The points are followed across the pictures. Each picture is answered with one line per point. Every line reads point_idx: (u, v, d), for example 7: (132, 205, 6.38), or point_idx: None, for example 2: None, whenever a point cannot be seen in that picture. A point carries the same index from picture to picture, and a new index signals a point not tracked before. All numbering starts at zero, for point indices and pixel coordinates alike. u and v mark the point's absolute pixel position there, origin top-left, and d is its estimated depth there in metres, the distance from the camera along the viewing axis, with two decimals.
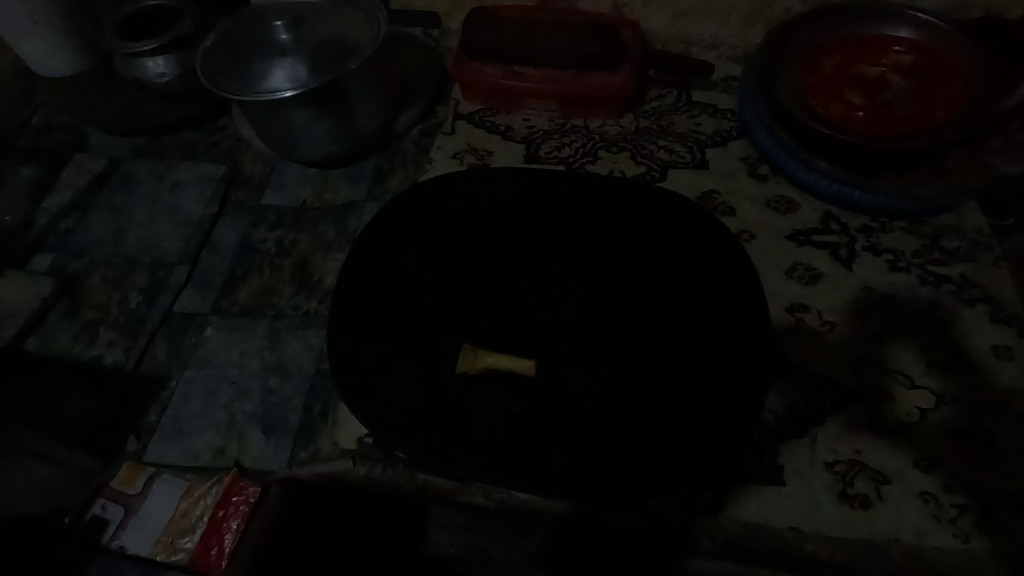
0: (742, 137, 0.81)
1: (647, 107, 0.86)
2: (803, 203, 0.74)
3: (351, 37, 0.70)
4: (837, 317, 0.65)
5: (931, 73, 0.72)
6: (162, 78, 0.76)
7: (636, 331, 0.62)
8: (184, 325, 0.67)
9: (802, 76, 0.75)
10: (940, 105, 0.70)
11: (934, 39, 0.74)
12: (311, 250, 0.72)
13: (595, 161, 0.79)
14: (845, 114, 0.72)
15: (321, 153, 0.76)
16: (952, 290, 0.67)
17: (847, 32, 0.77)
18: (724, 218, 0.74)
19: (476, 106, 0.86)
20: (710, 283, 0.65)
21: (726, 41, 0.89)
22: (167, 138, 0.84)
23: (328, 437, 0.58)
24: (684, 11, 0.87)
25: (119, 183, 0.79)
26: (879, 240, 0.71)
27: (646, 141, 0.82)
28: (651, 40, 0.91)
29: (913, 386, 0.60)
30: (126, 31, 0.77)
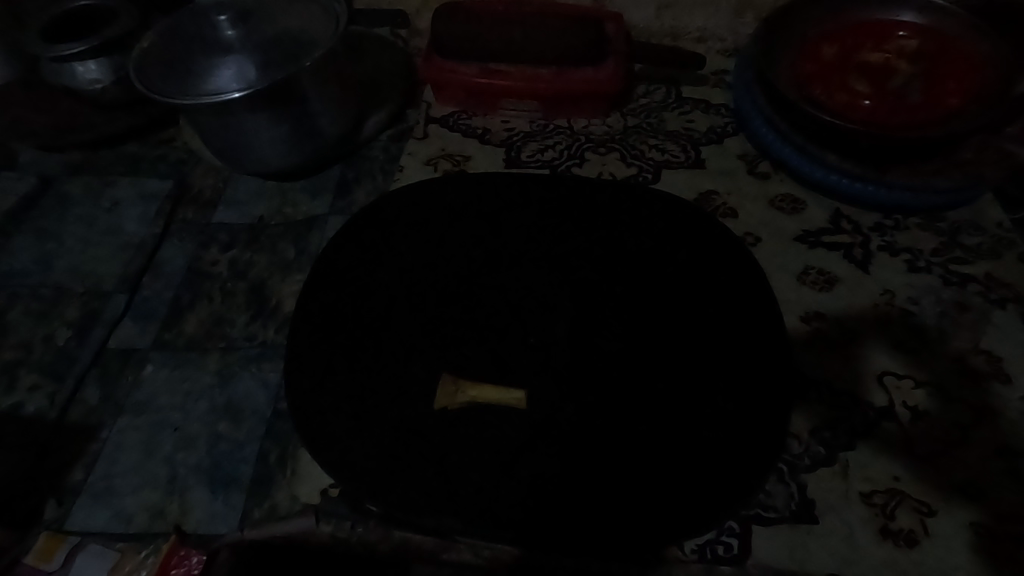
0: (737, 133, 0.76)
1: (634, 104, 0.79)
2: (809, 201, 0.68)
3: (307, 32, 0.63)
4: (858, 325, 0.59)
5: (939, 57, 0.67)
6: (95, 85, 0.68)
7: (638, 350, 0.55)
8: (120, 364, 0.58)
9: (802, 65, 0.70)
10: (952, 91, 0.65)
11: (938, 23, 0.69)
12: (269, 272, 0.64)
13: (582, 163, 0.73)
14: (850, 103, 0.66)
15: (279, 163, 0.68)
16: (979, 290, 0.61)
17: (846, 18, 0.72)
18: (726, 220, 0.67)
19: (450, 108, 0.79)
20: (716, 288, 0.58)
21: (715, 33, 0.84)
22: (107, 152, 0.75)
23: (287, 489, 0.50)
24: (670, 1, 0.81)
25: (51, 203, 0.70)
26: (894, 238, 0.65)
27: (636, 141, 0.75)
28: (635, 33, 0.86)
29: (950, 401, 0.54)
30: (53, 34, 0.69)
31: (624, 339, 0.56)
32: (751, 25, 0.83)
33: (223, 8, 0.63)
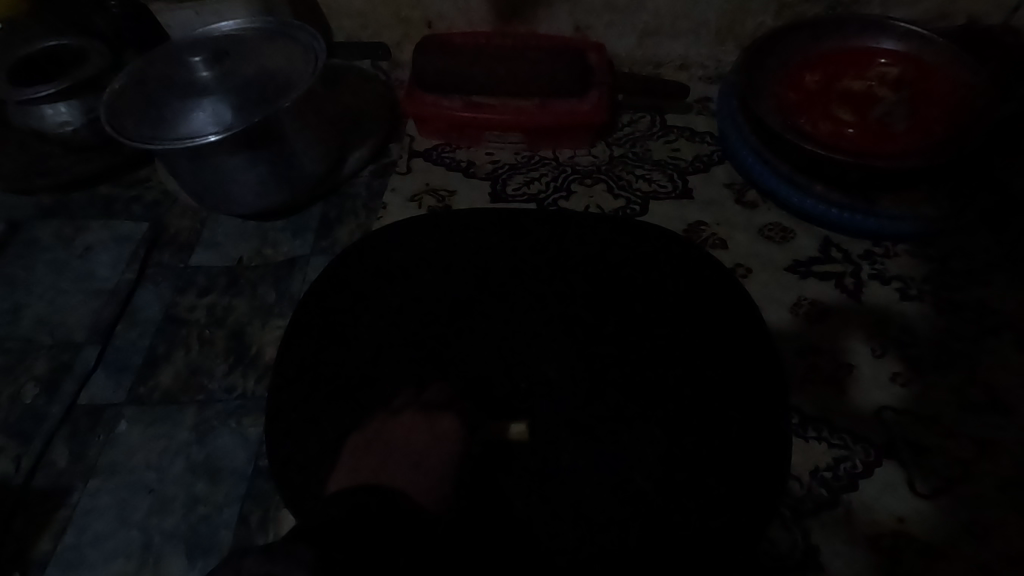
0: (724, 161, 0.75)
1: (619, 134, 0.79)
2: (798, 229, 0.68)
3: (286, 71, 0.62)
4: (854, 358, 0.58)
5: (920, 84, 0.67)
6: (65, 127, 0.66)
7: (634, 395, 0.53)
8: (91, 421, 0.55)
9: (785, 95, 0.70)
10: (936, 119, 0.65)
11: (919, 50, 0.69)
12: (249, 317, 0.62)
13: (568, 196, 0.72)
14: (835, 132, 0.66)
15: (258, 204, 0.66)
16: (973, 318, 0.60)
17: (827, 46, 0.73)
18: (716, 252, 0.66)
19: (434, 141, 0.78)
20: (710, 323, 0.58)
21: (697, 61, 0.84)
22: (79, 195, 0.73)
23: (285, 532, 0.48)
24: (652, 30, 0.81)
25: (20, 250, 0.68)
26: (885, 266, 0.65)
27: (621, 172, 0.74)
28: (619, 61, 0.85)
29: (951, 435, 0.53)
30: (21, 77, 0.66)
31: (618, 384, 0.54)
32: (734, 52, 0.83)
33: (199, 50, 0.62)
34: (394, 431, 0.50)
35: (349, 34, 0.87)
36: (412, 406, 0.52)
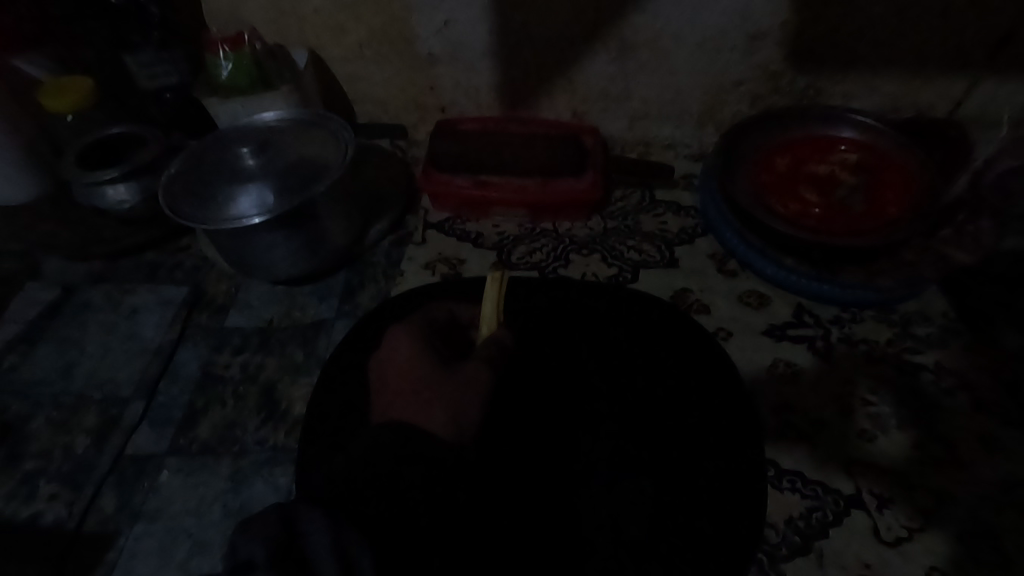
0: (706, 233, 0.84)
1: (613, 208, 0.88)
2: (773, 296, 0.75)
3: (320, 158, 0.71)
4: (824, 415, 0.64)
5: (877, 170, 0.77)
6: (123, 205, 0.75)
7: (623, 447, 0.60)
8: (136, 470, 0.61)
9: (758, 177, 0.79)
10: (890, 201, 0.74)
11: (875, 139, 0.79)
12: (279, 374, 0.69)
13: (567, 265, 0.80)
14: (803, 211, 0.75)
15: (290, 272, 0.74)
16: (931, 379, 0.67)
17: (796, 133, 0.82)
18: (700, 317, 0.74)
19: (446, 214, 0.87)
20: (690, 381, 0.64)
21: (683, 141, 0.94)
22: (127, 261, 0.81)
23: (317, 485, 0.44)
24: (641, 115, 0.91)
25: (73, 312, 0.75)
26: (852, 330, 0.72)
27: (614, 242, 0.83)
28: (612, 141, 0.95)
29: (912, 486, 0.59)
30: (86, 161, 0.75)
31: (609, 436, 0.60)
32: (714, 135, 0.93)
33: (247, 138, 0.73)
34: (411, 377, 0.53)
35: (372, 117, 0.97)
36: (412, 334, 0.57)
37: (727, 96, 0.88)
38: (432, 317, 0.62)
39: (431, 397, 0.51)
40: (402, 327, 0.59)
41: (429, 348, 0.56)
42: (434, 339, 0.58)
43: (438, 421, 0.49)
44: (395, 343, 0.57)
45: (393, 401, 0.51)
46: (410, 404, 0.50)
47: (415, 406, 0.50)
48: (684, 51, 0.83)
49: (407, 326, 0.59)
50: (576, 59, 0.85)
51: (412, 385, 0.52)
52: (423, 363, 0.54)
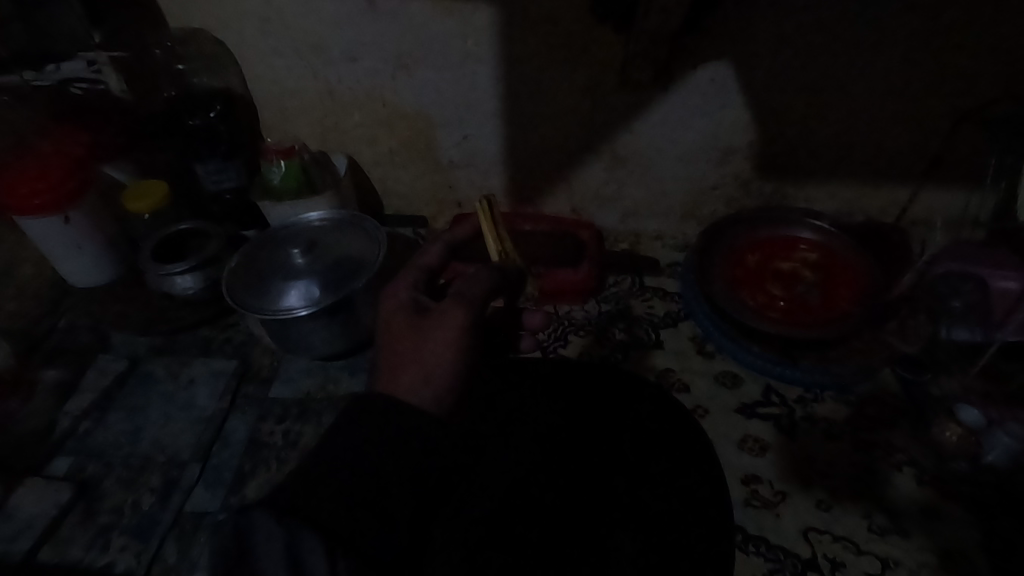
0: (688, 318, 0.95)
1: (607, 292, 1.00)
2: (745, 377, 0.86)
3: (357, 255, 0.84)
4: (787, 486, 0.74)
5: (830, 269, 0.90)
6: (187, 291, 0.88)
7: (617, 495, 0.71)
8: (194, 526, 0.72)
9: (730, 271, 0.91)
10: (842, 297, 0.87)
11: (830, 241, 0.92)
12: (315, 442, 0.80)
13: (566, 345, 0.91)
14: (769, 304, 0.87)
15: (327, 350, 0.86)
16: (881, 455, 0.77)
17: (763, 232, 0.95)
18: (680, 394, 0.85)
19: None
20: (667, 439, 0.77)
21: (668, 233, 1.07)
22: (183, 336, 0.93)
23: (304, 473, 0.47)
24: (631, 212, 1.05)
25: (138, 382, 0.87)
26: (814, 409, 0.82)
27: (608, 324, 0.94)
28: (606, 232, 1.09)
29: (861, 552, 0.68)
30: (161, 253, 0.89)
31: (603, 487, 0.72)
32: (695, 228, 1.06)
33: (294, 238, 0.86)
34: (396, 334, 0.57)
35: (397, 208, 1.11)
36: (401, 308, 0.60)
37: (705, 197, 1.02)
38: (426, 261, 0.68)
39: (410, 356, 0.54)
40: (392, 288, 0.63)
41: (412, 304, 0.60)
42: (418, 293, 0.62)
43: (412, 386, 0.52)
44: (389, 310, 0.60)
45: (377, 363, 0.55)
46: (391, 363, 0.54)
47: (395, 361, 0.54)
48: (667, 162, 0.97)
49: (397, 283, 0.63)
50: (575, 166, 0.99)
51: (394, 342, 0.56)
52: (402, 318, 0.58)
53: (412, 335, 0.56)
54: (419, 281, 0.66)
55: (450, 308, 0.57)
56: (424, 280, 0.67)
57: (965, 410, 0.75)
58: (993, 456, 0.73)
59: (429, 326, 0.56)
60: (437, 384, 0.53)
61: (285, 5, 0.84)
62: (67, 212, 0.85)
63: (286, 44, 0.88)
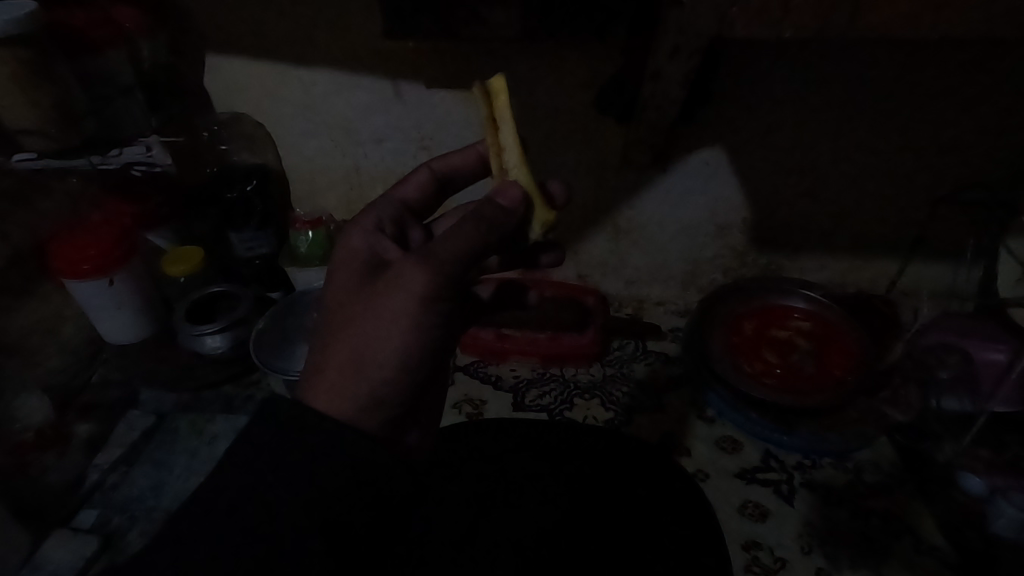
0: (689, 384, 0.99)
1: (611, 356, 1.04)
2: (745, 442, 0.89)
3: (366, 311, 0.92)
4: (787, 553, 0.76)
5: (824, 337, 0.95)
6: (216, 349, 0.93)
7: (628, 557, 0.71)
8: None
9: (729, 338, 0.96)
10: (836, 364, 0.91)
11: (823, 311, 0.97)
12: None
13: (572, 407, 0.95)
14: (766, 371, 0.91)
15: None
16: (880, 523, 0.79)
17: (761, 300, 1.00)
18: (682, 458, 0.88)
19: (472, 357, 1.04)
20: (678, 498, 0.78)
21: (670, 299, 1.13)
22: (207, 392, 0.98)
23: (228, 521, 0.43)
24: (634, 280, 1.11)
25: (163, 437, 0.92)
26: (813, 475, 0.85)
27: (612, 389, 0.98)
28: (611, 297, 1.14)
29: None
30: (192, 314, 0.95)
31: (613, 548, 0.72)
32: (696, 295, 1.12)
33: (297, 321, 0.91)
34: (340, 296, 0.55)
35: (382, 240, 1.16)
36: (356, 264, 0.57)
37: (704, 266, 1.08)
38: (403, 196, 0.69)
39: (342, 336, 0.53)
40: (352, 228, 0.61)
41: (374, 253, 0.58)
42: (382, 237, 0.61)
43: (330, 387, 0.51)
44: (341, 266, 0.58)
45: (329, 317, 0.55)
46: (341, 327, 0.53)
47: (330, 336, 0.53)
48: (667, 234, 1.04)
49: (359, 222, 0.62)
50: (581, 237, 1.06)
51: (345, 299, 0.55)
52: (359, 271, 0.56)
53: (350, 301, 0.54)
54: (388, 219, 0.65)
55: (406, 267, 0.52)
56: (396, 213, 0.67)
57: (968, 478, 0.76)
58: (999, 526, 0.72)
59: (385, 292, 0.52)
60: (358, 381, 0.51)
61: (320, 95, 0.93)
62: (112, 274, 0.90)
63: (319, 128, 0.98)
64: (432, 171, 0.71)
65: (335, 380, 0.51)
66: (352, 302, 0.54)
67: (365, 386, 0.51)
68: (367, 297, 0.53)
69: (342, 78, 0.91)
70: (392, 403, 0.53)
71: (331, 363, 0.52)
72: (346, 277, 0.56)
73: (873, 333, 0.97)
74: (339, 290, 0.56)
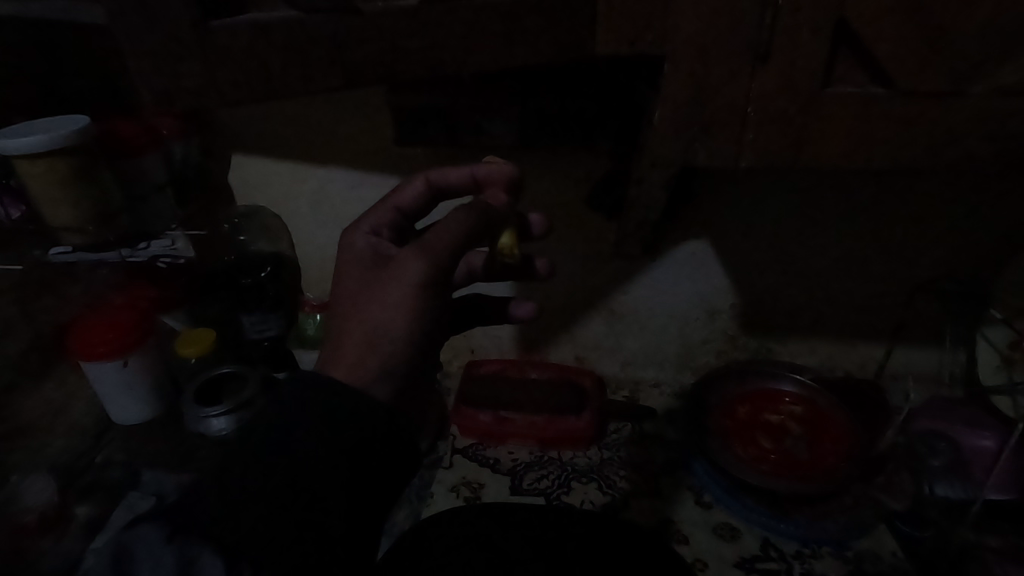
0: (684, 467, 0.99)
1: (609, 438, 1.05)
2: (743, 529, 0.88)
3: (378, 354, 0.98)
4: None
5: (817, 422, 0.97)
6: (220, 431, 0.95)
7: None
8: None
9: (723, 422, 0.98)
10: (829, 450, 0.92)
11: (812, 395, 1.00)
12: None
13: (569, 491, 0.95)
14: (760, 455, 0.92)
15: None
16: None
17: (753, 383, 1.03)
18: (680, 546, 0.87)
19: (470, 439, 1.05)
20: None
21: (666, 381, 1.15)
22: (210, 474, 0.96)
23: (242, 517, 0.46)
24: (629, 362, 1.14)
25: None
26: (813, 565, 0.83)
27: (609, 472, 0.98)
28: (607, 378, 1.17)
29: None
30: (198, 396, 0.98)
31: None
32: (690, 377, 1.14)
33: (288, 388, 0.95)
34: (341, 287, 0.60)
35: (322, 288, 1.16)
36: (363, 252, 0.62)
37: (697, 350, 1.11)
38: (400, 204, 0.71)
39: (356, 317, 0.57)
40: (353, 233, 0.65)
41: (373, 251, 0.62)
42: (381, 239, 0.64)
43: (349, 363, 0.55)
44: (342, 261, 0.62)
45: (334, 310, 0.59)
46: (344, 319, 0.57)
47: (340, 321, 0.58)
48: (659, 318, 1.08)
49: (357, 229, 0.65)
50: (577, 320, 1.11)
51: (350, 291, 0.58)
52: (361, 264, 0.61)
53: (356, 284, 0.59)
54: (386, 224, 0.68)
55: (411, 254, 0.57)
56: (397, 222, 0.70)
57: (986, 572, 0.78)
58: None
59: (387, 282, 0.57)
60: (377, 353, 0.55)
61: (334, 190, 1.02)
62: (127, 356, 0.94)
63: (331, 219, 1.05)
64: (428, 181, 0.72)
65: (354, 363, 0.55)
66: (360, 283, 0.59)
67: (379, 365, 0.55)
68: (378, 278, 0.58)
69: (355, 176, 0.99)
70: (406, 380, 0.57)
71: (346, 353, 0.55)
72: (346, 269, 0.61)
73: (864, 418, 0.99)
74: (344, 277, 0.61)
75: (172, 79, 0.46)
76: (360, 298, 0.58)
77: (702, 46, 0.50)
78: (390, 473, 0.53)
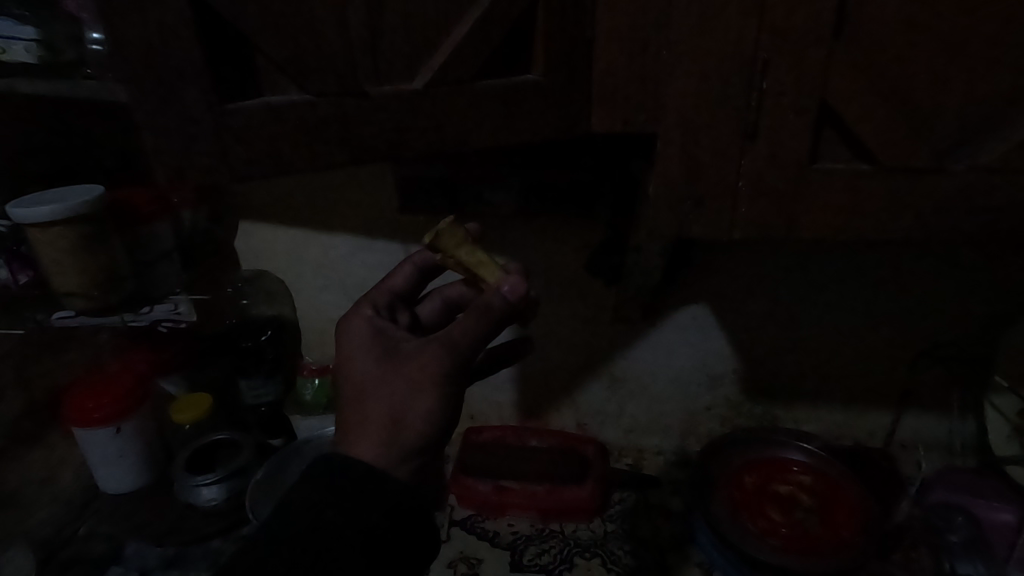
0: (693, 543, 0.94)
1: (613, 509, 1.00)
2: None
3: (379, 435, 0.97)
4: None
5: (828, 494, 0.93)
6: (210, 501, 0.92)
7: None
8: None
9: (731, 493, 0.94)
10: (841, 522, 0.89)
11: (822, 465, 0.97)
12: None
13: (571, 568, 0.90)
14: (771, 529, 0.88)
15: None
16: None
17: (761, 452, 1.00)
18: None
19: (468, 510, 1.01)
20: None
21: (670, 448, 1.12)
22: (194, 548, 0.91)
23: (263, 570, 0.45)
24: (632, 428, 1.12)
25: None
26: None
27: (613, 547, 0.94)
28: (609, 446, 1.13)
29: None
30: (192, 466, 0.95)
31: None
32: (694, 445, 1.11)
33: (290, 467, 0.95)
34: (349, 351, 0.59)
35: (319, 356, 1.15)
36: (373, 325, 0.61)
37: (700, 416, 1.09)
38: (392, 285, 0.70)
39: (367, 379, 0.55)
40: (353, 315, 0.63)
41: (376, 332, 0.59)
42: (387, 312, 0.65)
43: (358, 423, 0.53)
44: (352, 332, 0.60)
45: (341, 374, 0.58)
46: (354, 387, 0.55)
47: (349, 385, 0.56)
48: (660, 384, 1.07)
49: (365, 313, 0.63)
50: (578, 386, 1.09)
51: (357, 354, 0.58)
52: (371, 332, 0.60)
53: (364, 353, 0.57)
54: (383, 307, 0.67)
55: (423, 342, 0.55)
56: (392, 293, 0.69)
57: None
58: None
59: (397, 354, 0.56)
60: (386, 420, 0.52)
61: (336, 255, 1.03)
62: (120, 423, 0.92)
63: (332, 284, 1.06)
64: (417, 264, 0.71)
65: (360, 423, 0.53)
66: (372, 351, 0.58)
67: (384, 429, 0.52)
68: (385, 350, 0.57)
69: (357, 241, 1.01)
70: (423, 453, 0.53)
71: (355, 416, 0.53)
72: (356, 336, 0.60)
73: (878, 490, 0.96)
74: (352, 345, 0.59)
75: (184, 155, 0.48)
76: (369, 362, 0.56)
77: (692, 125, 0.53)
78: (415, 546, 0.51)
